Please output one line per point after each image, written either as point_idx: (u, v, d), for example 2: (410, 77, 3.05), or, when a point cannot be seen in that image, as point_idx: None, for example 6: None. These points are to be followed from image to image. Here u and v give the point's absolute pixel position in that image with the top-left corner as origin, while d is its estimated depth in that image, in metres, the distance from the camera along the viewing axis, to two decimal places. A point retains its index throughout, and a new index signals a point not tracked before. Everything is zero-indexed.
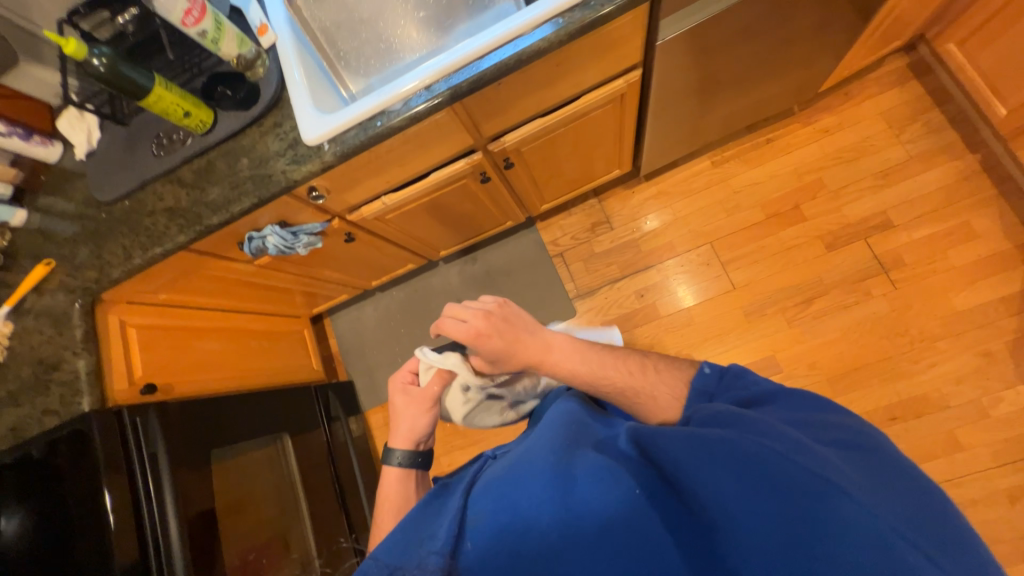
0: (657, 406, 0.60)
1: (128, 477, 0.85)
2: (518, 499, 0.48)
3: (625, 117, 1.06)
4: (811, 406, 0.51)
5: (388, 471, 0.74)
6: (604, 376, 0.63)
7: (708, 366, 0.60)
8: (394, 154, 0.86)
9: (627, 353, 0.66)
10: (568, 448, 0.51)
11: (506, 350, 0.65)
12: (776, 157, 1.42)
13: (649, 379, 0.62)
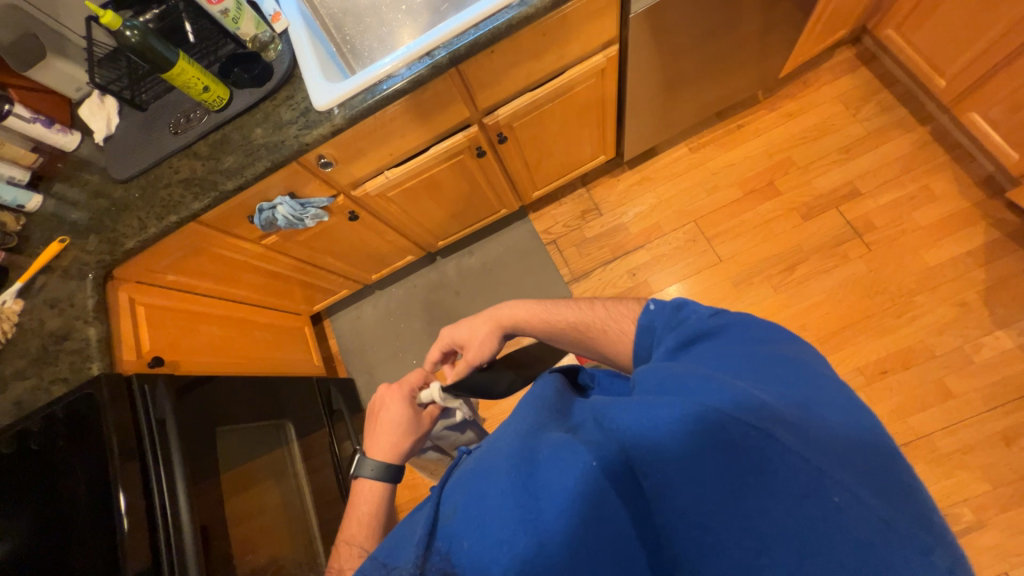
0: (616, 338, 0.61)
1: (137, 441, 0.85)
2: (483, 491, 0.43)
3: (606, 95, 1.17)
4: (757, 339, 0.48)
5: (362, 488, 0.67)
6: (558, 316, 0.67)
7: (654, 303, 0.56)
8: (397, 123, 0.94)
9: (578, 299, 0.68)
10: (531, 431, 0.46)
11: (467, 326, 0.73)
12: (747, 140, 1.53)
13: (599, 313, 0.65)
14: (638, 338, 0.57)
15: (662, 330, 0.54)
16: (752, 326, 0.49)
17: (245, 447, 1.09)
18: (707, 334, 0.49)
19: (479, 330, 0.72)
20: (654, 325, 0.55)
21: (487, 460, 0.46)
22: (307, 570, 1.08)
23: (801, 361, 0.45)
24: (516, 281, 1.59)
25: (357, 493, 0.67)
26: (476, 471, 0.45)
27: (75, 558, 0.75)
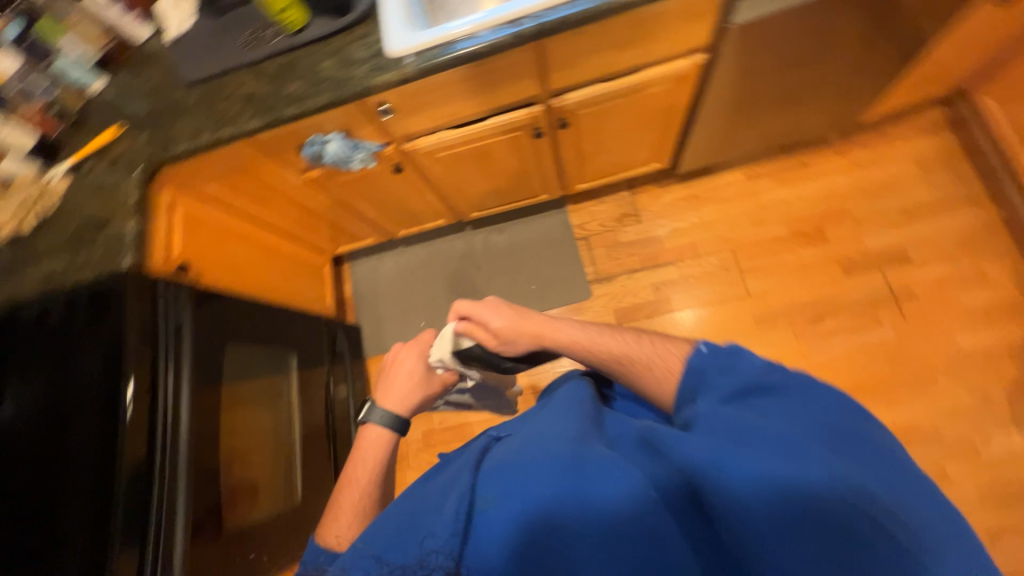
0: (663, 377, 0.58)
1: (153, 340, 0.88)
2: (529, 485, 0.44)
3: (679, 103, 1.13)
4: (817, 399, 0.49)
5: (370, 433, 0.72)
6: (602, 344, 0.64)
7: (705, 346, 0.57)
8: (466, 86, 0.92)
9: (626, 328, 0.66)
10: (580, 438, 0.49)
11: (505, 326, 0.71)
12: (807, 181, 1.48)
13: (647, 350, 0.61)
14: (687, 376, 0.56)
15: (709, 372, 0.54)
16: (821, 393, 0.49)
17: (248, 369, 1.10)
18: (768, 390, 0.50)
19: (517, 333, 0.70)
20: (702, 366, 0.55)
21: (528, 454, 0.47)
22: (282, 501, 1.09)
23: (864, 430, 0.46)
24: (539, 269, 1.58)
25: (362, 440, 0.72)
26: (514, 462, 0.47)
27: (74, 433, 0.78)
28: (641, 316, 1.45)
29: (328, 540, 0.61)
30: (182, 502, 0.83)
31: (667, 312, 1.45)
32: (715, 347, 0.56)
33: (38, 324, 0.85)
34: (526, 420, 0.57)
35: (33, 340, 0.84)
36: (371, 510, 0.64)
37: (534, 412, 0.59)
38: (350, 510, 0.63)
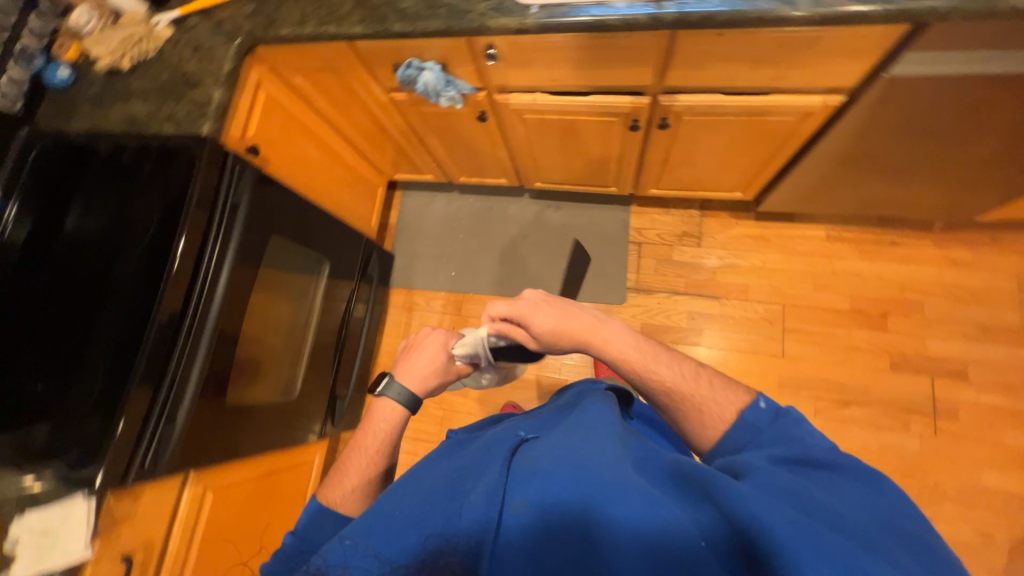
0: (706, 422, 0.59)
1: (211, 210, 0.91)
2: (559, 495, 0.45)
3: (791, 139, 1.04)
4: (868, 485, 0.47)
5: (385, 406, 0.74)
6: (654, 371, 0.64)
7: (765, 402, 0.58)
8: (580, 55, 0.86)
9: (683, 357, 0.65)
10: (616, 463, 0.48)
11: (551, 327, 0.72)
12: (890, 261, 1.37)
13: (700, 390, 0.61)
14: (733, 431, 0.57)
15: (761, 436, 0.55)
16: (880, 485, 0.47)
17: (285, 262, 1.14)
18: (819, 463, 0.49)
19: (558, 339, 0.72)
20: (757, 428, 0.56)
21: (562, 465, 0.48)
22: (280, 391, 1.16)
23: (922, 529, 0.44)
24: (582, 259, 1.55)
25: (374, 412, 0.73)
26: (542, 471, 0.47)
27: (123, 268, 0.85)
28: (667, 339, 1.42)
29: (331, 505, 0.65)
30: (197, 366, 0.87)
31: (694, 343, 1.40)
32: (773, 408, 0.57)
33: (118, 161, 0.91)
34: (559, 429, 0.57)
35: (113, 175, 0.91)
36: (373, 483, 0.68)
37: (569, 421, 0.59)
38: (354, 479, 0.67)
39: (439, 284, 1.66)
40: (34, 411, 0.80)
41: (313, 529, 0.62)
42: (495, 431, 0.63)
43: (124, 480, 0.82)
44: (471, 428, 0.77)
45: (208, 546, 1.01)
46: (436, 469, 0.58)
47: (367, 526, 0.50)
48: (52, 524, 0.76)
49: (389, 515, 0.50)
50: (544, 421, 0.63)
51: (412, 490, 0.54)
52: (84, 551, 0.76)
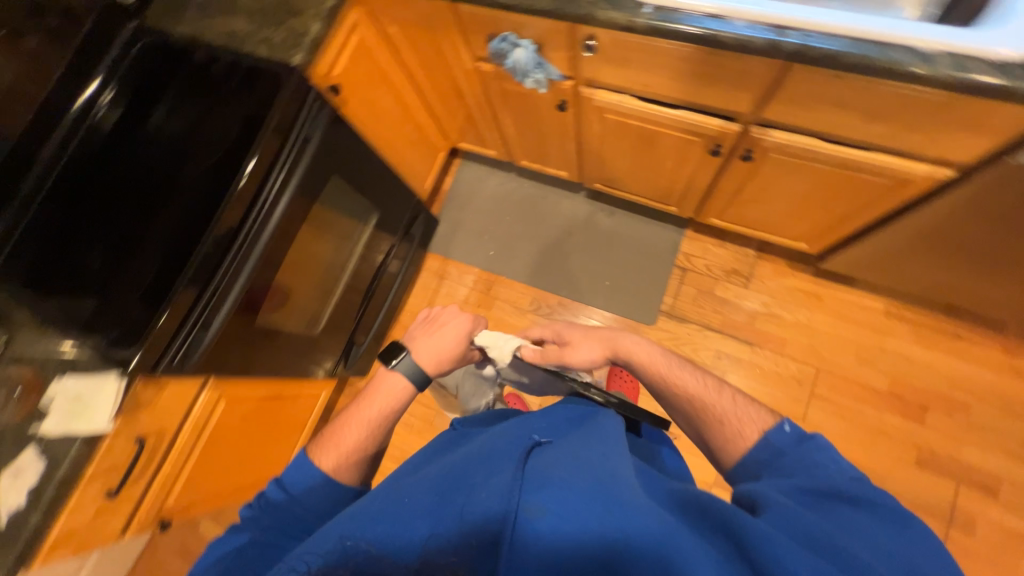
0: (729, 433, 0.61)
1: (284, 139, 0.94)
2: (567, 505, 0.44)
3: (880, 203, 0.97)
4: (889, 517, 0.48)
5: (391, 378, 0.75)
6: (677, 379, 0.69)
7: (789, 426, 0.58)
8: (681, 66, 0.82)
9: (705, 371, 0.70)
10: (627, 482, 0.48)
11: (580, 337, 0.82)
12: (946, 354, 1.29)
13: (721, 399, 0.64)
14: (755, 451, 0.58)
15: (784, 459, 0.55)
16: (900, 517, 0.48)
17: (340, 204, 1.17)
18: (840, 496, 0.50)
19: (588, 343, 0.80)
20: (780, 450, 0.56)
21: (573, 477, 0.47)
22: (304, 324, 1.20)
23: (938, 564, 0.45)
24: (623, 269, 1.53)
25: (378, 385, 0.74)
26: (555, 479, 0.47)
27: (188, 174, 0.89)
28: None
29: (322, 467, 0.65)
30: (241, 281, 0.92)
31: None
32: (798, 432, 0.58)
33: (214, 72, 0.95)
34: (572, 437, 0.58)
35: (204, 85, 0.94)
36: (368, 452, 0.68)
37: (583, 433, 0.59)
38: (350, 445, 0.67)
39: (475, 259, 1.66)
40: (87, 285, 0.84)
41: (303, 486, 0.63)
42: (506, 428, 0.63)
43: (153, 370, 0.86)
44: (475, 420, 0.79)
45: (212, 449, 1.09)
46: (444, 459, 0.59)
47: (373, 519, 0.50)
48: (84, 393, 0.83)
49: (399, 505, 0.51)
50: (558, 422, 0.64)
51: (422, 481, 0.55)
52: (106, 425, 0.82)
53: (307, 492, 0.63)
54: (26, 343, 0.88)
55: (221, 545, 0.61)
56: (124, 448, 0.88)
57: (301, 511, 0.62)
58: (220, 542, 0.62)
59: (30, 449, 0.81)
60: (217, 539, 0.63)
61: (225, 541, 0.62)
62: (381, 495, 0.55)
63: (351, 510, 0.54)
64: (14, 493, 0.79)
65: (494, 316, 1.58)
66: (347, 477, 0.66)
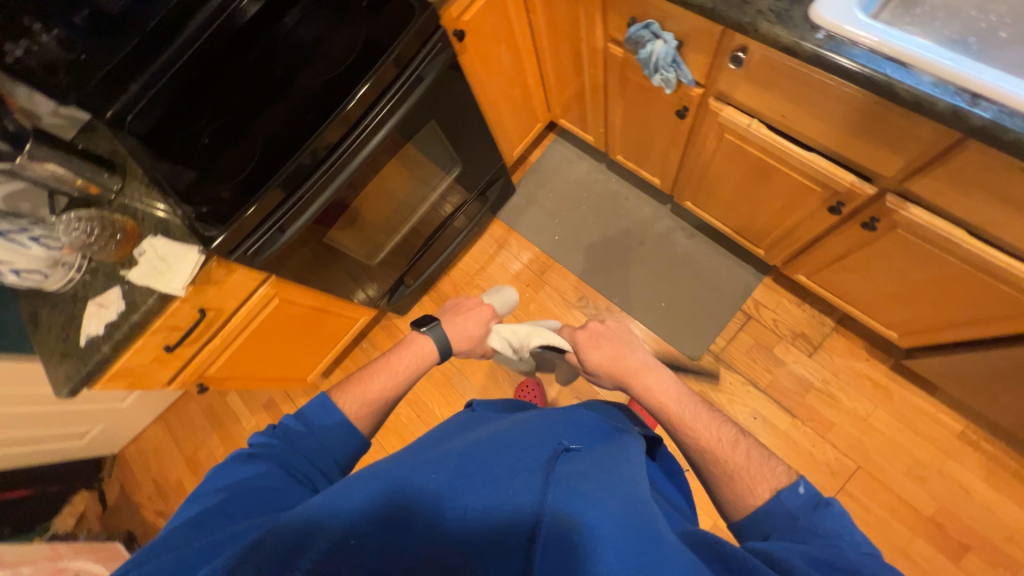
0: (735, 489, 0.58)
1: (398, 72, 0.96)
2: (597, 514, 0.45)
3: (1008, 321, 0.84)
4: None
5: (419, 343, 0.81)
6: (691, 426, 0.65)
7: (804, 487, 0.54)
8: (831, 107, 0.73)
9: (724, 420, 0.65)
10: (653, 509, 0.48)
11: (599, 363, 0.82)
12: (1017, 501, 1.14)
13: (733, 454, 0.60)
14: (767, 511, 0.54)
15: (796, 524, 0.51)
16: None
17: (431, 150, 1.20)
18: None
19: (603, 372, 0.82)
20: (792, 515, 0.52)
21: (603, 491, 0.48)
22: (365, 252, 1.25)
23: None
24: (685, 296, 1.46)
25: (407, 346, 0.80)
26: (586, 494, 0.48)
27: (305, 77, 0.89)
28: None
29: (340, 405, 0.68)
30: (324, 196, 0.97)
31: None
32: (814, 496, 0.53)
33: None
34: (599, 453, 0.59)
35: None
36: (384, 402, 0.72)
37: (609, 450, 0.60)
38: (370, 392, 0.71)
39: (539, 239, 1.63)
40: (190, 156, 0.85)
41: (324, 421, 0.64)
42: (529, 421, 0.65)
43: (229, 255, 0.93)
44: (495, 405, 0.80)
45: (258, 337, 1.18)
46: (467, 438, 0.61)
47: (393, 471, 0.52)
48: (168, 256, 0.91)
49: (423, 476, 0.50)
50: (584, 430, 0.66)
51: (444, 454, 0.55)
52: (180, 289, 0.89)
53: (328, 427, 0.64)
54: (133, 194, 0.99)
55: (227, 472, 0.57)
56: (188, 313, 0.97)
57: (318, 446, 0.63)
58: (221, 471, 0.57)
59: (115, 289, 0.91)
60: (220, 466, 0.57)
61: (230, 467, 0.57)
62: (402, 459, 0.55)
63: (371, 467, 0.53)
64: (96, 321, 0.90)
65: (539, 300, 1.56)
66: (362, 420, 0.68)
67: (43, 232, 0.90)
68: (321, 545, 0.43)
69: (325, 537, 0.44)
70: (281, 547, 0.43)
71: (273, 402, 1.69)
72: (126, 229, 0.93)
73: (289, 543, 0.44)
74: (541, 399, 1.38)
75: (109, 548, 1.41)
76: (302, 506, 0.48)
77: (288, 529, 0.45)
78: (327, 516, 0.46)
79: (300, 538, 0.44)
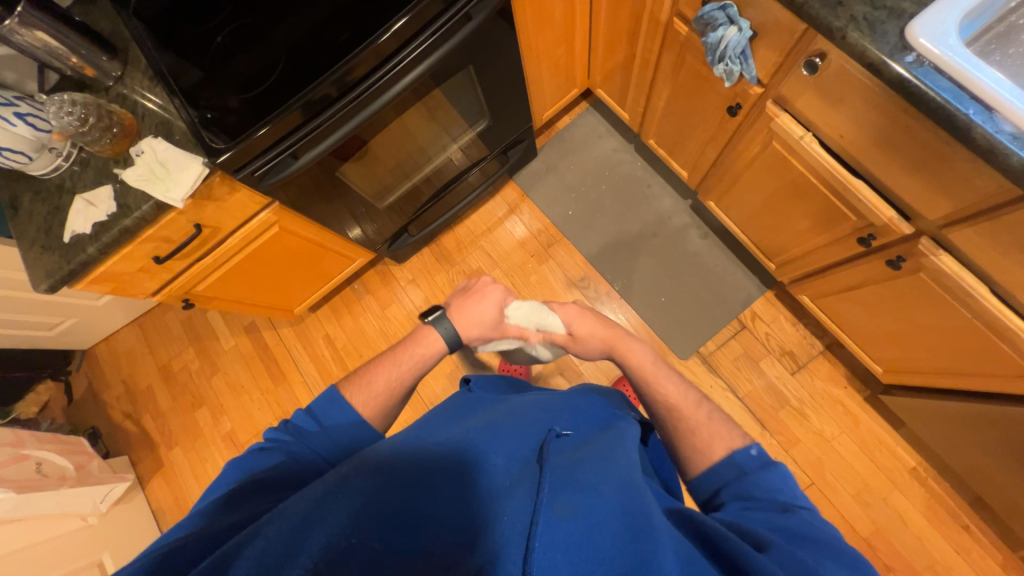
0: (696, 444, 0.62)
1: (446, 6, 0.86)
2: (591, 507, 0.44)
3: (996, 380, 0.87)
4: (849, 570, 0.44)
5: (428, 335, 0.78)
6: (660, 388, 0.70)
7: (757, 450, 0.58)
8: (894, 138, 0.70)
9: (689, 385, 0.70)
10: (644, 493, 0.47)
11: (587, 333, 0.86)
12: (947, 538, 1.22)
13: (696, 412, 0.66)
14: (720, 466, 0.58)
15: (748, 482, 0.55)
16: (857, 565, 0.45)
17: (460, 96, 1.12)
18: (813, 540, 0.47)
19: (595, 338, 0.85)
20: (744, 472, 0.56)
21: (596, 479, 0.47)
22: (375, 192, 1.19)
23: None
24: (686, 295, 1.46)
25: (421, 339, 0.77)
26: (582, 482, 0.46)
27: None
28: None
29: (351, 400, 0.66)
30: (341, 132, 0.90)
31: None
32: (764, 458, 0.57)
33: None
34: (592, 439, 0.58)
35: None
36: (394, 395, 0.70)
37: (603, 437, 0.59)
38: (379, 386, 0.69)
39: (552, 210, 1.59)
40: (197, 55, 0.82)
41: (336, 418, 0.62)
42: (524, 406, 0.65)
43: (235, 173, 0.86)
44: (490, 383, 0.80)
45: (251, 261, 1.14)
46: (462, 425, 0.59)
47: (383, 463, 0.51)
48: (169, 162, 0.84)
49: (418, 473, 0.49)
50: (579, 416, 0.65)
51: (437, 448, 0.54)
52: (178, 202, 0.83)
53: (340, 424, 0.62)
54: (134, 85, 0.90)
55: (240, 465, 0.56)
56: (182, 226, 0.91)
57: (330, 442, 0.60)
58: (231, 467, 0.56)
59: (107, 187, 0.85)
60: (234, 461, 0.57)
61: (244, 461, 0.56)
62: (393, 451, 0.53)
63: (362, 459, 0.52)
64: (83, 218, 0.84)
65: (541, 273, 1.54)
66: (374, 416, 0.67)
67: (30, 110, 0.82)
68: (321, 533, 0.42)
69: (322, 529, 0.42)
70: (277, 544, 0.41)
71: (254, 326, 1.66)
72: (123, 123, 0.85)
73: (285, 538, 0.42)
74: (526, 371, 1.39)
75: (72, 441, 1.40)
76: (297, 499, 0.46)
77: (283, 527, 0.43)
78: (323, 509, 0.44)
79: (295, 533, 0.42)
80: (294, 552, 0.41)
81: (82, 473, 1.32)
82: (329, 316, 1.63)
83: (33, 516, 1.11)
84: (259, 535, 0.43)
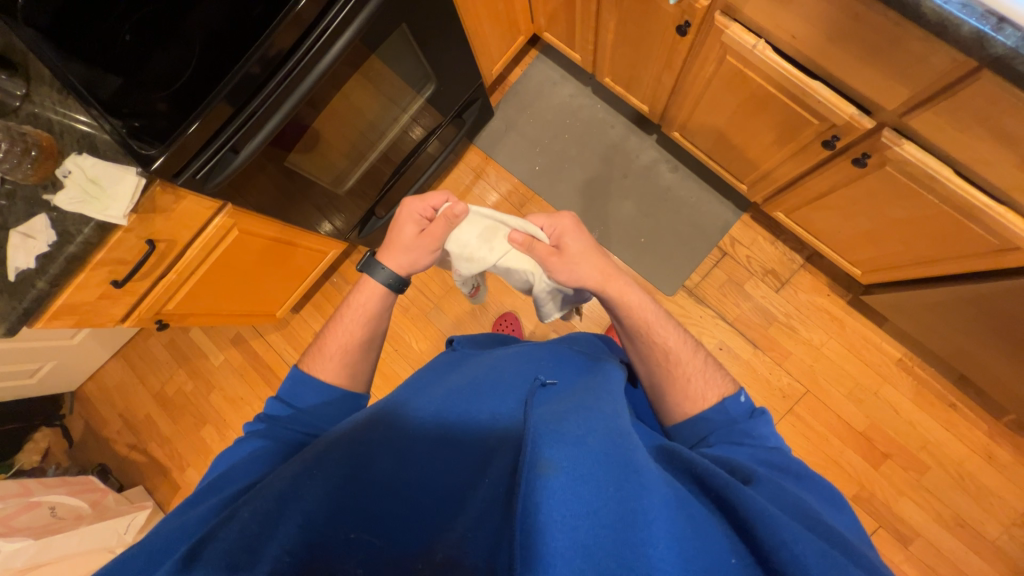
0: (689, 395, 0.63)
1: None
2: (575, 458, 0.42)
3: (966, 259, 0.88)
4: (821, 495, 0.52)
5: (369, 285, 0.75)
6: (659, 334, 0.68)
7: (745, 399, 0.62)
8: (841, 28, 0.68)
9: (685, 332, 0.69)
10: (631, 441, 0.46)
11: (577, 249, 0.75)
12: (934, 417, 1.29)
13: (693, 364, 0.66)
14: (709, 416, 0.60)
15: (733, 426, 0.59)
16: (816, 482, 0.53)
17: (400, 59, 1.04)
18: (792, 473, 0.53)
19: (582, 261, 0.73)
20: (732, 418, 0.59)
21: (582, 432, 0.45)
22: (334, 177, 1.14)
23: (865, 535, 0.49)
24: (664, 232, 1.46)
25: (360, 289, 0.76)
26: (567, 433, 0.45)
27: None
28: None
29: (313, 372, 0.68)
30: (276, 118, 0.83)
31: None
32: (750, 406, 0.61)
33: None
34: (578, 386, 0.58)
35: None
36: (352, 352, 0.70)
37: (589, 383, 0.59)
38: (333, 350, 0.70)
39: (519, 167, 1.54)
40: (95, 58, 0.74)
41: (306, 397, 0.65)
42: (509, 359, 0.64)
43: (174, 178, 0.81)
44: (474, 341, 0.80)
45: (218, 271, 1.09)
46: (447, 386, 0.59)
47: (366, 443, 0.49)
48: (101, 178, 0.79)
49: (407, 445, 0.50)
50: (565, 363, 0.65)
51: (421, 414, 0.53)
52: (121, 219, 0.80)
53: (313, 399, 0.65)
54: (44, 101, 0.82)
55: (228, 456, 0.58)
56: (133, 244, 0.87)
57: (311, 417, 0.63)
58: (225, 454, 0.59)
59: (41, 217, 0.79)
60: (223, 451, 0.60)
61: (237, 448, 0.59)
62: (378, 421, 0.53)
63: (340, 431, 0.51)
64: (23, 253, 0.79)
65: None
66: (340, 377, 0.68)
67: None
68: (299, 511, 0.43)
69: (300, 506, 0.43)
70: (256, 522, 0.43)
71: (241, 336, 1.63)
72: (41, 144, 0.79)
73: (262, 516, 0.43)
74: (519, 332, 1.39)
75: (82, 482, 1.39)
76: (277, 476, 0.47)
77: (262, 505, 0.44)
78: (300, 487, 0.45)
79: (273, 512, 0.43)
80: (272, 530, 0.42)
81: (99, 509, 1.31)
82: (314, 314, 1.61)
83: (59, 559, 1.11)
84: (237, 516, 0.44)
